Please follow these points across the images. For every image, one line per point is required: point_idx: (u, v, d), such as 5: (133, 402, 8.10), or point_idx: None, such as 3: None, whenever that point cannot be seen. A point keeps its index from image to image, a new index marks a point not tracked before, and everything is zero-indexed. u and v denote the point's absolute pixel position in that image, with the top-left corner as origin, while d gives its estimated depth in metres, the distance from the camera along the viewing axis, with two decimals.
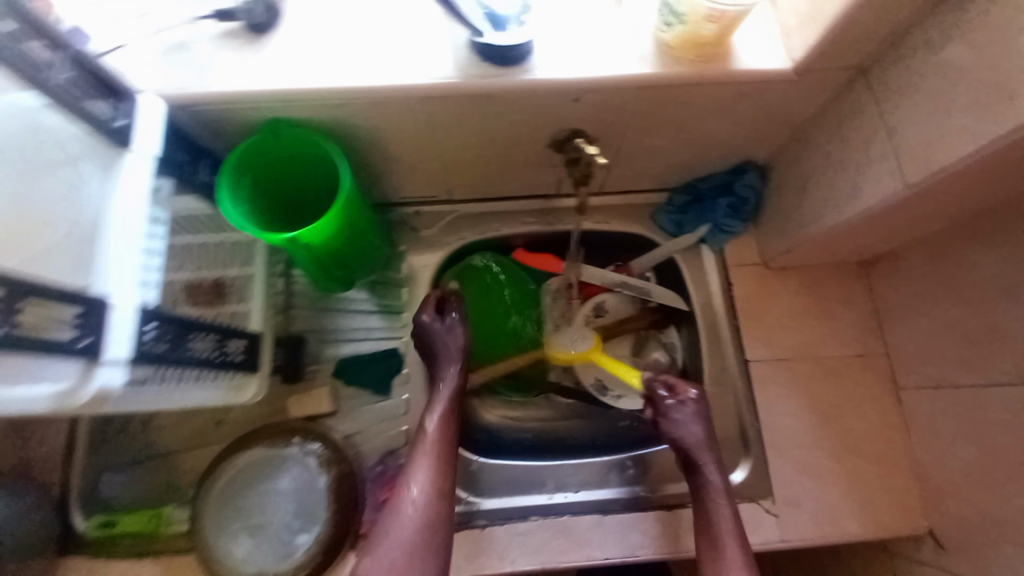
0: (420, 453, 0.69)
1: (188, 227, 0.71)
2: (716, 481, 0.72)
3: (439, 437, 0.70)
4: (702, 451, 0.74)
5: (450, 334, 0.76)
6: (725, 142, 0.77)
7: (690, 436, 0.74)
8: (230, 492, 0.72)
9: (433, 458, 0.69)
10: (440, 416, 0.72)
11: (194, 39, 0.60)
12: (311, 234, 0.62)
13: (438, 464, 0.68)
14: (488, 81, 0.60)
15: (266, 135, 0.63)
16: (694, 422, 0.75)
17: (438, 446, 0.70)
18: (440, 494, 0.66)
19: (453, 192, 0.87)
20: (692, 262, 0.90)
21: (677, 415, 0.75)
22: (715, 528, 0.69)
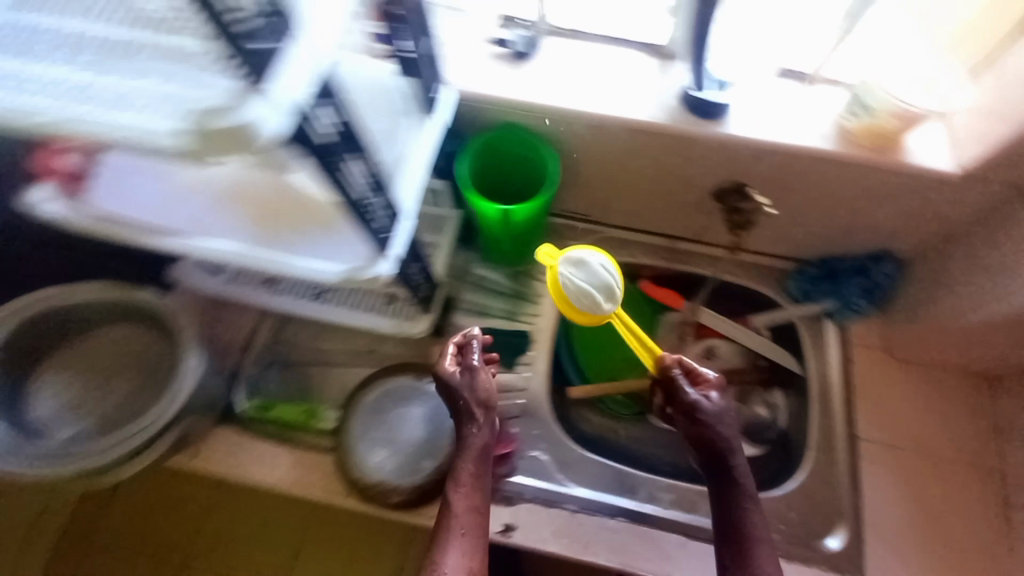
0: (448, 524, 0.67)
1: None
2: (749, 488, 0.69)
3: (461, 507, 0.68)
4: (735, 448, 0.71)
5: (478, 386, 0.74)
6: (872, 226, 0.85)
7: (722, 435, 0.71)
8: (376, 406, 0.86)
9: (463, 527, 0.67)
10: (468, 482, 0.70)
11: (474, 49, 0.78)
12: (523, 211, 0.76)
13: (465, 540, 0.66)
14: (690, 125, 0.74)
15: (498, 131, 0.80)
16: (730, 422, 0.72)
17: (460, 518, 0.67)
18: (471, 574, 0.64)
19: (605, 216, 1.01)
20: (814, 331, 0.94)
21: (711, 416, 0.72)
22: (746, 536, 0.66)
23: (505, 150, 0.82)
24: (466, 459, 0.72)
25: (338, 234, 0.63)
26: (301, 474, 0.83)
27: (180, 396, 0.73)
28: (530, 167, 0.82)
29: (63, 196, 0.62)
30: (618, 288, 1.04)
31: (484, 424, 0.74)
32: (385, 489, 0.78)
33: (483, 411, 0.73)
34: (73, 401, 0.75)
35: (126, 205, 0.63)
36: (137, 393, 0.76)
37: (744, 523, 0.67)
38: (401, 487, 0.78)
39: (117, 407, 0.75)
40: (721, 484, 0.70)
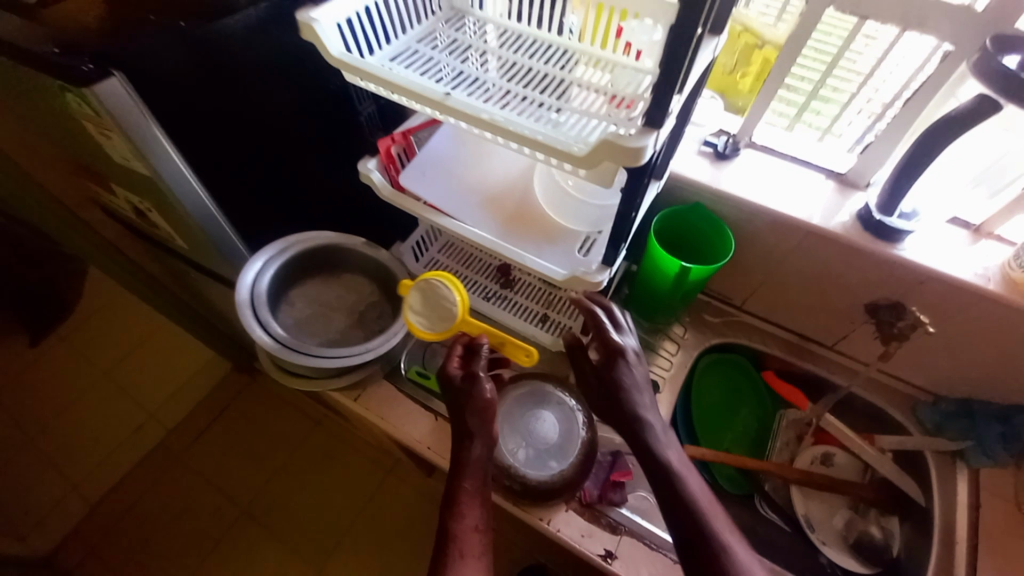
0: (443, 546, 0.67)
1: None
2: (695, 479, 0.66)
3: (462, 522, 0.70)
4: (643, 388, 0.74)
5: (472, 395, 0.78)
6: (1022, 376, 0.89)
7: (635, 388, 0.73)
8: (519, 400, 0.96)
9: (464, 553, 0.67)
10: (467, 493, 0.72)
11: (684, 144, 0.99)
12: (700, 272, 0.90)
13: (471, 552, 0.67)
14: (863, 238, 0.85)
15: (688, 208, 0.96)
16: (642, 374, 0.74)
17: (462, 532, 0.69)
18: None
19: (747, 302, 1.12)
20: (942, 465, 0.96)
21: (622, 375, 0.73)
22: (716, 541, 0.60)
23: (688, 223, 0.98)
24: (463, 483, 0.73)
25: (567, 249, 0.82)
26: (439, 440, 0.95)
27: (393, 338, 0.87)
28: (700, 238, 0.98)
29: (382, 173, 0.86)
30: (742, 372, 1.13)
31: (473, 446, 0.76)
32: (513, 474, 0.86)
33: (481, 424, 0.77)
34: (304, 319, 0.93)
35: (424, 189, 0.85)
36: (352, 328, 0.93)
37: (706, 521, 0.61)
38: (529, 476, 0.86)
39: (335, 334, 0.93)
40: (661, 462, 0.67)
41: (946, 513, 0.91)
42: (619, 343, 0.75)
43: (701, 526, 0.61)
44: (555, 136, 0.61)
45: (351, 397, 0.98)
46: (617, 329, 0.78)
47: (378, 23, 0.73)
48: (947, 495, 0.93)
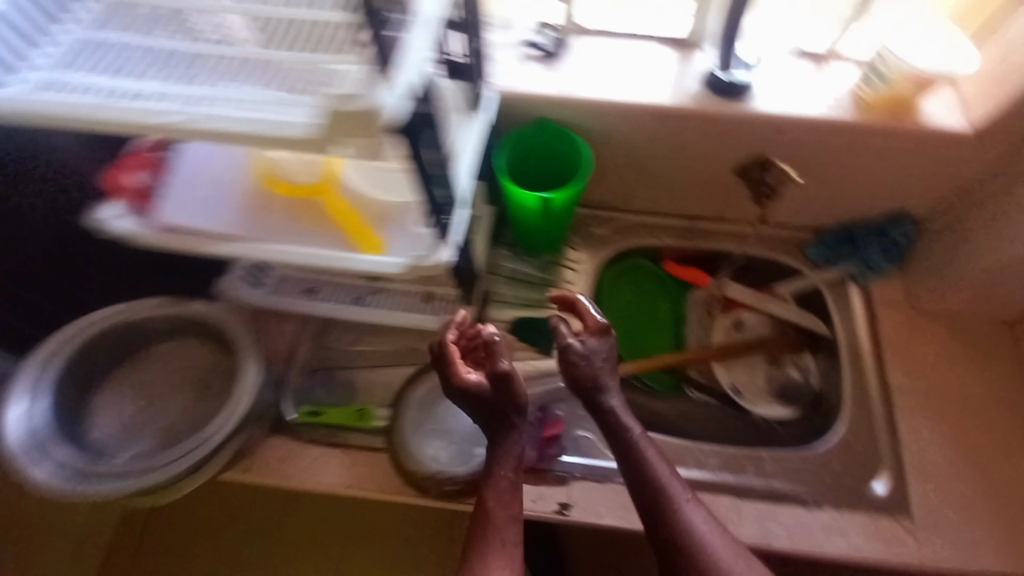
0: (490, 520, 0.71)
1: None
2: (672, 477, 0.71)
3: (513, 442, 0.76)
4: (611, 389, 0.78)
5: (502, 399, 0.75)
6: (886, 189, 0.89)
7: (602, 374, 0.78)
8: (426, 400, 0.88)
9: (490, 527, 0.71)
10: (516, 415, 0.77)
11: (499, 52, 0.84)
12: (559, 200, 0.80)
13: (504, 464, 0.75)
14: (713, 105, 0.79)
15: (534, 126, 0.82)
16: (610, 376, 0.78)
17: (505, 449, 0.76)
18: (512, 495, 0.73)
19: (630, 201, 1.04)
20: (837, 293, 0.98)
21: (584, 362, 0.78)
22: (690, 532, 0.67)
23: (538, 144, 0.85)
24: (492, 568, 0.68)
25: (402, 228, 0.68)
26: (356, 471, 0.86)
27: (246, 400, 0.76)
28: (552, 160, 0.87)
29: (135, 214, 0.65)
30: (645, 272, 1.09)
31: (494, 527, 0.71)
32: (440, 478, 0.80)
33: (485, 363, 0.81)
34: (138, 418, 0.79)
35: (199, 219, 0.66)
36: (198, 405, 0.80)
37: (663, 487, 0.70)
38: (459, 475, 0.79)
39: (178, 418, 0.79)
40: (641, 474, 0.72)
41: (849, 336, 0.95)
42: (568, 342, 0.78)
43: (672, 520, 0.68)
44: (278, 125, 0.47)
45: (239, 470, 0.86)
46: (564, 331, 0.80)
47: (10, 20, 0.50)
48: (847, 319, 0.96)
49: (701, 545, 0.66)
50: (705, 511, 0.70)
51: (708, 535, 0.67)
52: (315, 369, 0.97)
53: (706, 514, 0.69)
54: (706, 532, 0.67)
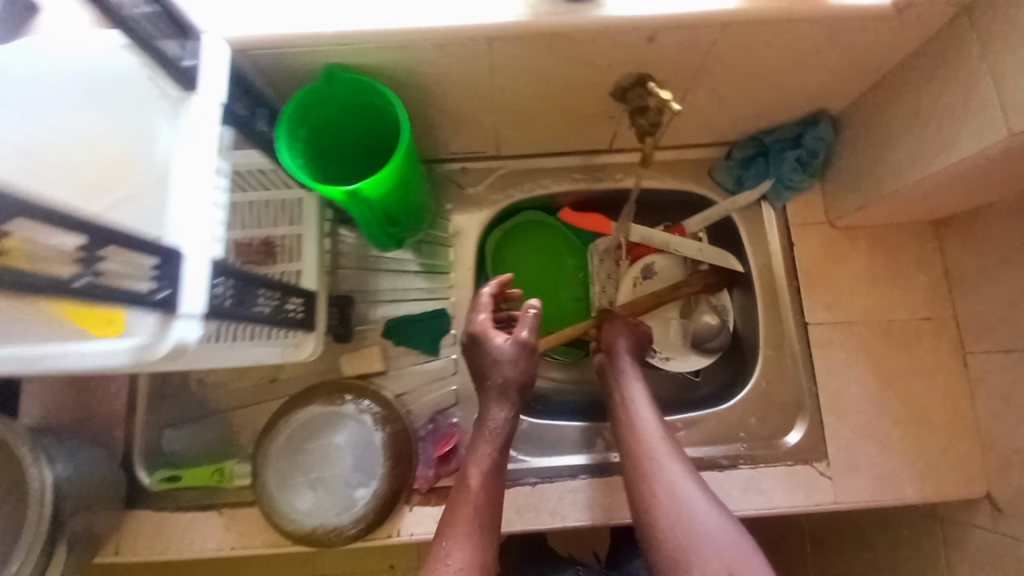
0: (463, 496, 0.62)
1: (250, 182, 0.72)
2: (679, 470, 0.62)
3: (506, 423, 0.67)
4: (629, 383, 0.71)
5: (508, 369, 0.67)
6: (798, 89, 0.72)
7: (621, 347, 0.74)
8: (291, 447, 0.73)
9: (463, 503, 0.62)
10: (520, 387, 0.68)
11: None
12: (371, 187, 0.59)
13: (495, 443, 0.66)
14: (558, 17, 0.56)
15: (322, 81, 0.59)
16: (622, 345, 0.74)
17: (500, 430, 0.66)
18: (490, 478, 0.64)
19: (502, 147, 0.83)
20: (751, 222, 0.86)
21: (622, 329, 0.76)
22: (691, 529, 0.58)
23: (342, 105, 0.63)
24: (461, 543, 0.59)
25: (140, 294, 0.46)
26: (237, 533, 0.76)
27: (46, 507, 0.63)
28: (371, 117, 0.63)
29: None
30: (539, 227, 0.92)
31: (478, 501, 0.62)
32: (328, 530, 0.70)
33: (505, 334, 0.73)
34: None
35: None
36: None
37: (659, 461, 0.63)
38: (343, 528, 0.70)
39: None
40: (645, 467, 0.63)
41: (764, 270, 0.85)
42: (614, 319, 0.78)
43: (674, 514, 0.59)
44: None
45: (111, 552, 0.76)
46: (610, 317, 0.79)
47: None
48: (762, 250, 0.85)
49: (700, 541, 0.57)
50: (717, 505, 0.60)
51: (713, 532, 0.58)
52: (164, 429, 0.82)
53: (717, 509, 0.59)
54: (709, 527, 0.58)
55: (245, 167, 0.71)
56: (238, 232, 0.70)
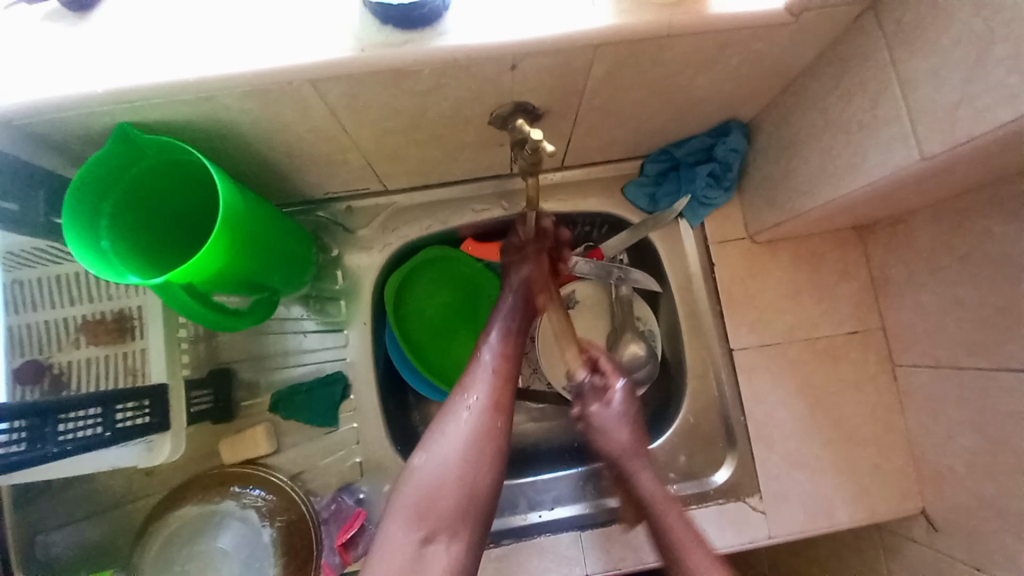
0: (454, 430, 0.54)
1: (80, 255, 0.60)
2: (684, 528, 0.57)
3: (503, 353, 0.60)
4: (634, 467, 0.62)
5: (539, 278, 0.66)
6: (702, 101, 0.64)
7: (616, 443, 0.63)
8: (166, 557, 0.64)
9: (455, 439, 0.53)
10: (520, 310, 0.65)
11: (6, 28, 0.47)
12: (187, 274, 0.49)
13: (499, 379, 0.58)
14: (392, 51, 0.46)
15: (117, 144, 0.48)
16: (614, 432, 0.64)
17: (499, 359, 0.60)
18: (497, 409, 0.56)
19: (388, 182, 0.74)
20: (669, 242, 0.79)
21: (601, 420, 0.64)
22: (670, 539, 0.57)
23: (154, 168, 0.52)
24: (484, 384, 0.57)
25: None
26: None
27: None
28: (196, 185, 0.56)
29: None
30: (447, 263, 0.84)
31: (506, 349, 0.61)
32: None
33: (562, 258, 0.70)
34: None
35: None
36: None
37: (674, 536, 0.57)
38: None
39: None
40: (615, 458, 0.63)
41: (685, 292, 0.79)
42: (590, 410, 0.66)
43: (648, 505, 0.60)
44: None
45: None
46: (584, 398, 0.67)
47: None
48: (682, 271, 0.79)
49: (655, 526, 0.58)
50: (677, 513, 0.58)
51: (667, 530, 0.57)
52: (35, 537, 0.69)
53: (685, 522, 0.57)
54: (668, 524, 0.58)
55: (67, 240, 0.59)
56: (86, 306, 0.61)
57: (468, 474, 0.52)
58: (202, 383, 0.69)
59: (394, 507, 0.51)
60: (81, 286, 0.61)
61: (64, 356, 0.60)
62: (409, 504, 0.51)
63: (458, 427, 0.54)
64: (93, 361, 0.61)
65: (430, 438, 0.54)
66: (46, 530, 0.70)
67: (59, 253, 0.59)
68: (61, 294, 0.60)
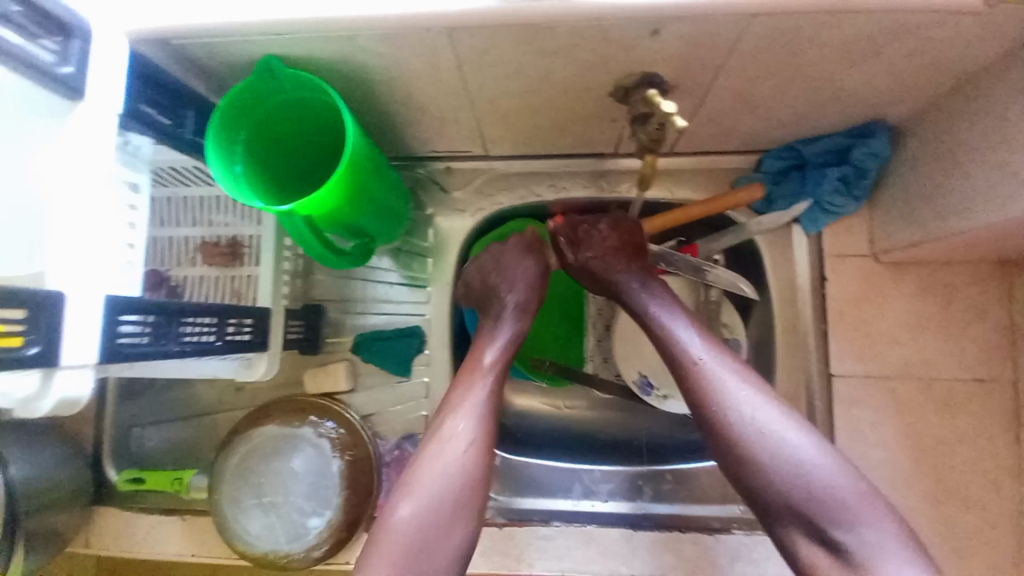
0: (433, 478, 0.55)
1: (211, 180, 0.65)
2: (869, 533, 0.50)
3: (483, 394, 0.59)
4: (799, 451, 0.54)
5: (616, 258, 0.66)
6: (851, 94, 0.58)
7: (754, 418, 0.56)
8: (245, 467, 0.69)
9: (433, 492, 0.54)
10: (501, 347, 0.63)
11: None
12: (309, 205, 0.51)
13: (481, 425, 0.58)
14: (534, 5, 0.44)
15: (261, 76, 0.51)
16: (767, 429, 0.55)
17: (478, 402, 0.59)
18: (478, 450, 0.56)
19: (490, 148, 0.73)
20: (777, 248, 0.73)
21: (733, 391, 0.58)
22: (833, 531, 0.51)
23: (288, 102, 0.55)
24: (463, 430, 0.57)
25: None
26: (200, 542, 0.74)
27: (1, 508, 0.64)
28: (269, 167, 0.59)
29: None
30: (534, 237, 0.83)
31: (492, 374, 0.61)
32: (279, 555, 0.66)
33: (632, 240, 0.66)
34: None
35: None
36: None
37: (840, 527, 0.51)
38: (297, 554, 0.66)
39: None
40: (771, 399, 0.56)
41: (786, 304, 0.73)
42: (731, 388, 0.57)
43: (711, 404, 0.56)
44: None
45: (80, 544, 0.77)
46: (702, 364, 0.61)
47: None
48: (787, 282, 0.73)
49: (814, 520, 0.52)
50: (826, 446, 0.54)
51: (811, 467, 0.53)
52: (132, 429, 0.80)
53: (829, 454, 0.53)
54: (809, 461, 0.53)
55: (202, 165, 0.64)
56: (205, 229, 0.67)
57: (449, 513, 0.54)
58: (298, 314, 0.74)
59: (376, 558, 0.52)
60: (207, 209, 0.67)
61: (181, 271, 0.66)
62: (392, 554, 0.52)
63: (435, 477, 0.55)
64: (204, 280, 0.66)
65: (404, 485, 0.55)
66: (143, 425, 0.80)
67: (194, 175, 0.64)
68: (188, 214, 0.66)
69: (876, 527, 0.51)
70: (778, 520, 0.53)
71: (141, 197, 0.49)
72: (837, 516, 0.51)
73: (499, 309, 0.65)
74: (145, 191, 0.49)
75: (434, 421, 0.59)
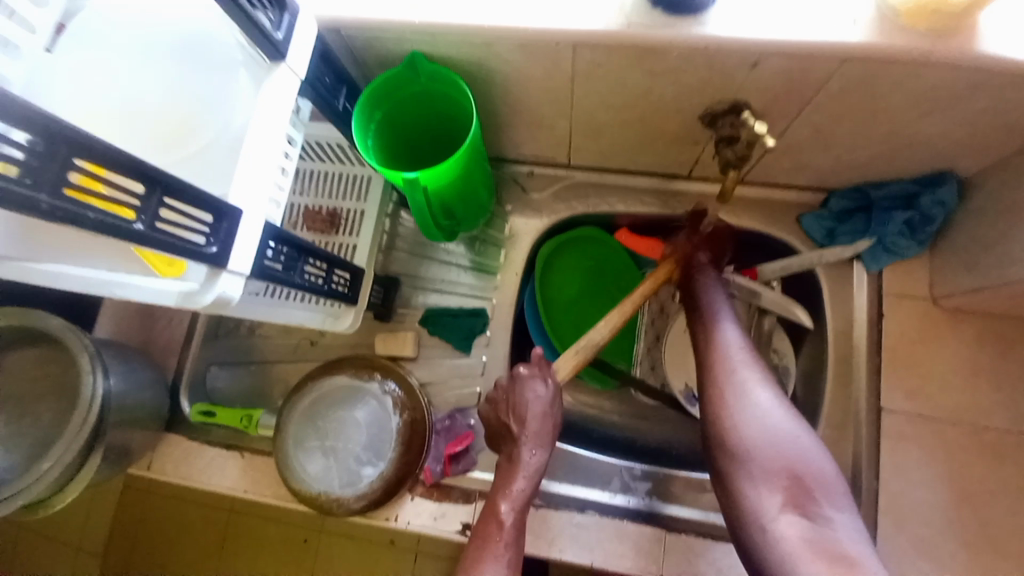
0: None
1: (329, 156, 0.76)
2: (782, 491, 0.56)
3: (517, 515, 0.63)
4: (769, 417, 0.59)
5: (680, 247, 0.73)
6: (925, 143, 0.62)
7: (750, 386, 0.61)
8: (312, 412, 0.75)
9: None
10: (532, 475, 0.65)
11: None
12: (430, 176, 0.59)
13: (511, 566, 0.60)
14: (652, 29, 0.52)
15: (406, 66, 0.59)
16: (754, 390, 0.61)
17: (513, 527, 0.62)
18: None
19: (574, 157, 0.81)
20: (836, 283, 0.76)
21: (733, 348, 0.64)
22: (758, 489, 0.57)
23: (421, 92, 0.63)
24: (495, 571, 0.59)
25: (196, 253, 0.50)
26: (254, 479, 0.79)
27: (92, 414, 0.68)
28: (381, 145, 0.66)
29: None
30: (597, 245, 0.89)
31: (512, 525, 0.62)
32: (329, 499, 0.70)
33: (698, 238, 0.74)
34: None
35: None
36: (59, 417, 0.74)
37: (771, 485, 0.57)
38: (346, 500, 0.70)
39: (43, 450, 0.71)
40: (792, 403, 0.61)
41: (841, 337, 0.75)
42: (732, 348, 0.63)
43: (722, 379, 0.62)
44: None
45: (143, 466, 0.82)
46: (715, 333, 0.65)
47: None
48: (843, 315, 0.75)
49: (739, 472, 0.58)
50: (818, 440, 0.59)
51: (793, 448, 0.58)
52: (210, 366, 0.87)
53: (819, 444, 0.59)
54: (775, 433, 0.58)
55: (323, 142, 0.74)
56: (312, 198, 0.77)
57: None
58: (380, 282, 0.81)
59: None
60: (318, 181, 0.77)
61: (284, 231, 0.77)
62: None
63: None
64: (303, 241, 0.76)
65: None
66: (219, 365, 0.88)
67: (315, 150, 0.75)
68: (300, 183, 0.77)
69: (839, 506, 0.56)
70: (751, 477, 0.58)
71: (294, 149, 0.56)
72: (815, 493, 0.56)
73: (513, 442, 0.66)
74: (297, 146, 0.56)
75: (466, 555, 0.62)
